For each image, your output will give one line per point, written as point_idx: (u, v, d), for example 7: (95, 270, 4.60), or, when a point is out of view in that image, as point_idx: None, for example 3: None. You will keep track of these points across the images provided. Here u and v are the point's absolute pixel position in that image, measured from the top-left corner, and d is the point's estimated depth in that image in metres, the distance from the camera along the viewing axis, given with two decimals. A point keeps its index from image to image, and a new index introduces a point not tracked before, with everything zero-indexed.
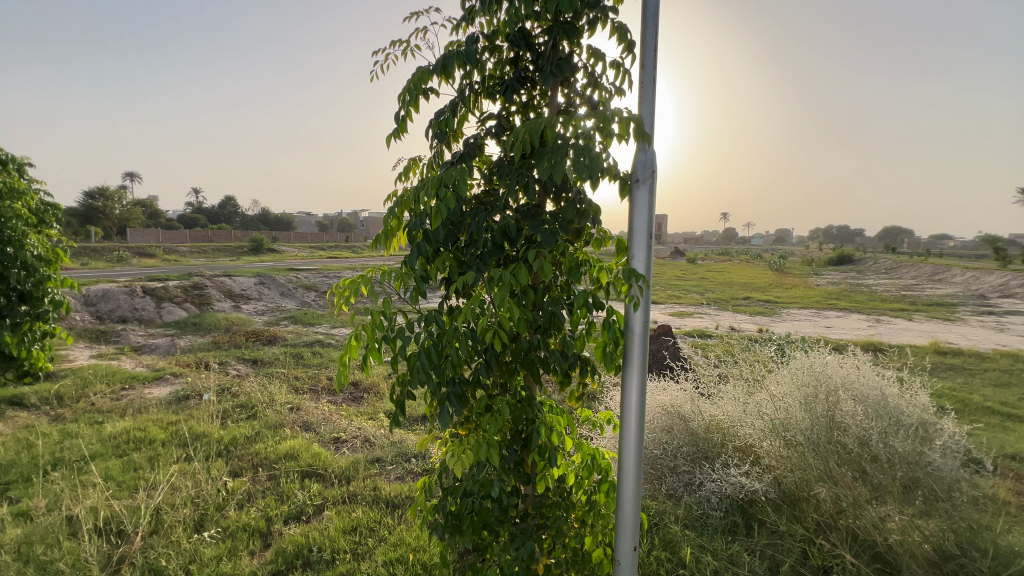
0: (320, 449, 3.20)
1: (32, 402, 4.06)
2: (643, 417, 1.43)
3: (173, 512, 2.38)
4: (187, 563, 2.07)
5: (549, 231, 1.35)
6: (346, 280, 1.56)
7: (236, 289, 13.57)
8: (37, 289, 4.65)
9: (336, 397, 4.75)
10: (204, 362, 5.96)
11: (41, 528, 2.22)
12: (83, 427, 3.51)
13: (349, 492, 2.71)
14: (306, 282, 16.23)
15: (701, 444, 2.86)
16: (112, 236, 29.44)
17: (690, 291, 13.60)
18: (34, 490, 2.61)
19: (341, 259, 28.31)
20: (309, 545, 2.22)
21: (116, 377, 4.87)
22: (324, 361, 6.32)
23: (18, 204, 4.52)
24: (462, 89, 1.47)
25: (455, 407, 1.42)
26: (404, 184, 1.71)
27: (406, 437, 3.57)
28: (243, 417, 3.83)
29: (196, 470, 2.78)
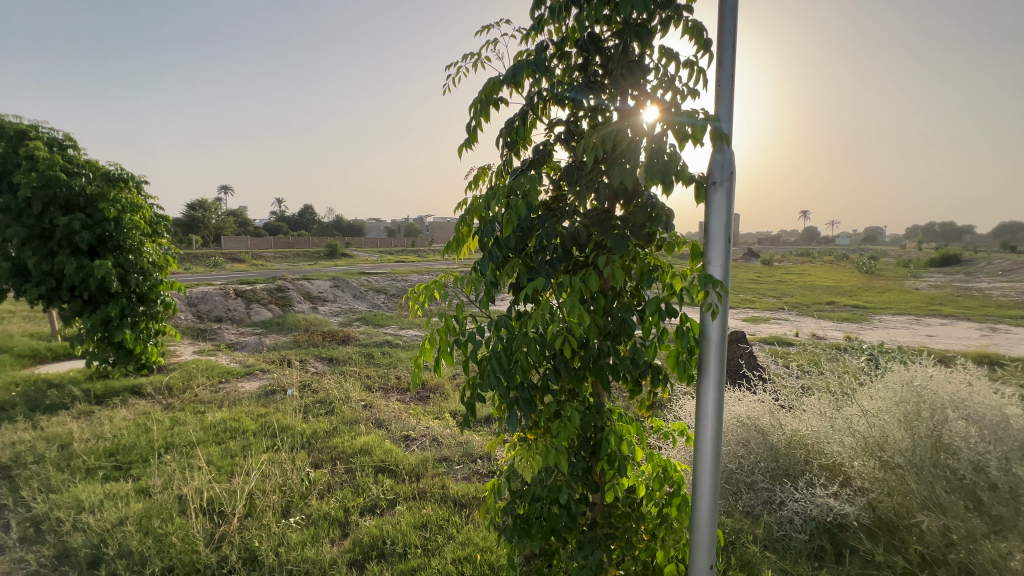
0: (391, 446, 3.35)
1: (149, 392, 4.61)
2: (720, 430, 1.37)
3: (263, 497, 2.59)
4: (276, 546, 2.26)
5: (619, 236, 1.33)
6: (420, 285, 1.63)
7: (314, 292, 14.58)
8: (151, 291, 5.26)
9: (404, 396, 4.96)
10: (287, 359, 6.46)
11: (156, 505, 2.50)
12: (189, 415, 3.93)
13: (418, 489, 2.81)
14: (377, 285, 17.09)
15: (782, 461, 2.68)
16: (209, 244, 32.70)
17: (765, 296, 12.77)
18: (151, 470, 2.96)
19: (407, 263, 29.52)
20: (383, 537, 2.33)
21: (215, 371, 5.40)
22: (393, 360, 6.63)
23: (137, 216, 5.11)
24: (532, 97, 1.49)
25: (523, 412, 1.43)
26: (474, 192, 1.77)
27: (471, 438, 3.66)
28: (322, 412, 4.11)
29: (282, 460, 3.02)
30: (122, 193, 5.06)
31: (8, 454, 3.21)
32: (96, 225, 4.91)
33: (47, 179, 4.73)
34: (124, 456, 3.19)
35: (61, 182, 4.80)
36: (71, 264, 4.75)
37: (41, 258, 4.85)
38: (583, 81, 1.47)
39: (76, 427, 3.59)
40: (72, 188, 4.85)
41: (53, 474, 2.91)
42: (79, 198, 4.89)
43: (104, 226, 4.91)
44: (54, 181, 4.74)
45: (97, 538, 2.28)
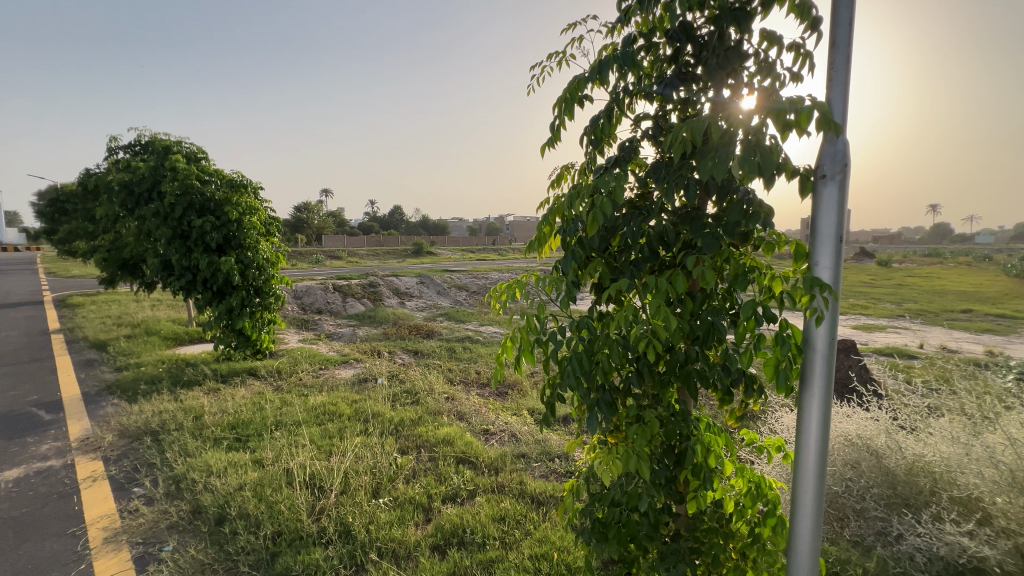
0: (471, 439, 3.46)
1: (263, 374, 5.20)
2: (826, 450, 1.24)
3: (356, 477, 2.80)
4: (367, 522, 2.43)
5: (711, 235, 1.25)
6: (502, 284, 1.66)
7: (402, 288, 15.48)
8: (266, 285, 5.90)
9: (484, 391, 5.10)
10: (378, 350, 6.92)
11: (268, 476, 2.81)
12: (295, 397, 4.36)
13: (497, 483, 2.88)
14: (459, 282, 17.74)
15: (901, 489, 2.36)
16: (313, 242, 36.00)
17: (881, 301, 11.34)
18: (265, 444, 3.33)
19: (487, 261, 30.29)
20: (463, 526, 2.42)
21: (316, 358, 5.93)
22: (473, 356, 6.85)
23: (254, 218, 5.78)
24: (618, 92, 1.46)
25: (605, 414, 1.41)
26: (556, 191, 1.77)
27: (549, 437, 3.68)
28: (408, 402, 4.35)
29: (373, 445, 3.24)
30: (243, 197, 5.74)
31: (156, 421, 3.78)
32: (223, 226, 5.61)
33: (185, 187, 5.50)
34: (242, 430, 3.62)
35: (196, 189, 5.55)
36: (203, 260, 5.47)
37: (181, 255, 5.65)
38: (674, 73, 1.40)
39: (206, 401, 4.15)
40: (204, 194, 5.59)
41: (189, 440, 3.38)
42: (210, 203, 5.64)
43: (229, 227, 5.59)
44: (191, 189, 5.53)
45: (222, 499, 2.62)
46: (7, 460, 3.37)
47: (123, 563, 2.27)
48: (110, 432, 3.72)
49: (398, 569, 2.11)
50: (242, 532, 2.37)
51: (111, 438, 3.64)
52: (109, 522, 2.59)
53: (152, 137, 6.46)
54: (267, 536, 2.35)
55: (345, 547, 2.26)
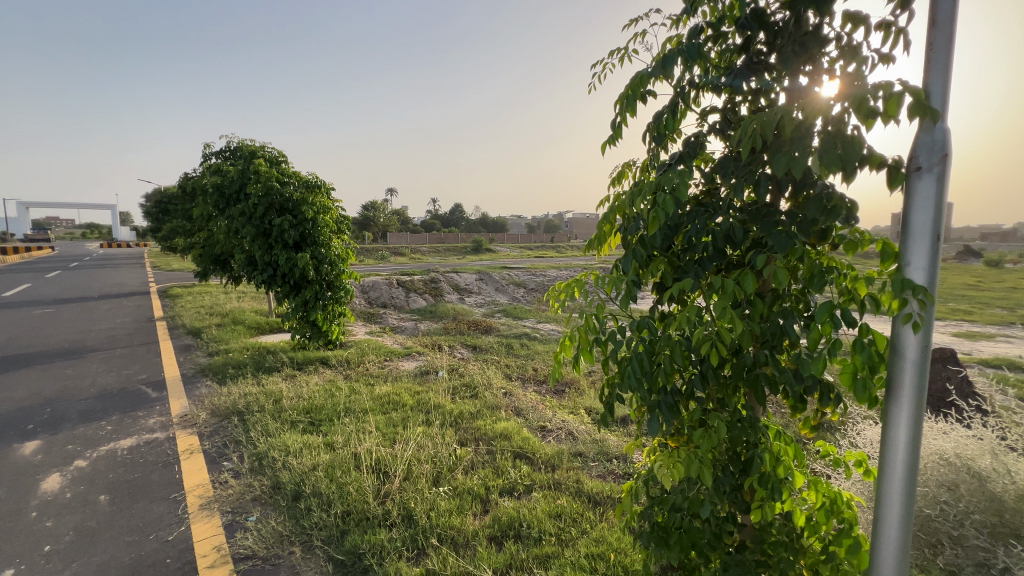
0: (528, 434, 3.50)
1: (334, 363, 5.54)
2: (915, 469, 1.14)
3: (418, 465, 2.93)
4: (428, 509, 2.53)
5: (784, 233, 1.18)
6: (561, 283, 1.66)
7: (461, 284, 15.86)
8: (337, 279, 6.27)
9: (541, 388, 5.13)
10: (438, 344, 7.15)
11: (338, 459, 3.00)
12: (362, 386, 4.62)
13: (554, 480, 2.89)
14: (517, 279, 17.89)
15: (1008, 517, 2.11)
16: (379, 240, 37.72)
17: (990, 306, 10.08)
18: (335, 429, 3.56)
19: (545, 258, 30.28)
20: (520, 519, 2.45)
21: (382, 350, 6.23)
22: (530, 352, 6.90)
23: (326, 217, 6.16)
24: (683, 86, 1.41)
25: (666, 417, 1.37)
26: (616, 189, 1.74)
27: (607, 437, 3.65)
28: (468, 395, 4.47)
29: (434, 435, 3.37)
30: (317, 197, 6.14)
31: (242, 403, 4.15)
32: (300, 224, 6.03)
33: (267, 188, 5.97)
34: (316, 414, 3.88)
35: (277, 190, 6.01)
36: (283, 256, 5.91)
37: (263, 251, 6.14)
38: (744, 63, 1.34)
39: (284, 386, 4.50)
40: (284, 195, 6.03)
41: (270, 422, 3.68)
42: (289, 203, 6.07)
43: (305, 225, 6.00)
44: (272, 191, 5.99)
45: (298, 477, 2.84)
46: (122, 431, 3.85)
47: (215, 529, 2.53)
48: (204, 410, 4.13)
49: (457, 556, 2.18)
50: (315, 508, 2.55)
51: (205, 416, 4.05)
52: (203, 491, 2.89)
53: (240, 144, 7.06)
54: (337, 515, 2.51)
55: (408, 531, 2.37)
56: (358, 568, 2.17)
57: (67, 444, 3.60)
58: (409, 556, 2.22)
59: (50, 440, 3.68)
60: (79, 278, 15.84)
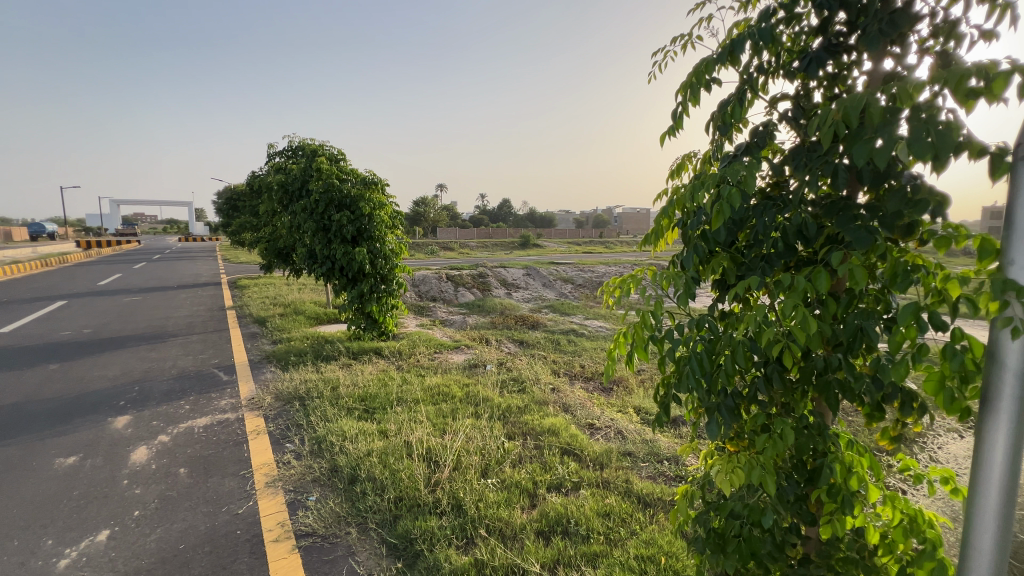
0: (576, 432, 3.48)
1: (387, 354, 5.75)
2: (1014, 490, 1.03)
3: (467, 456, 2.98)
4: (477, 500, 2.57)
5: (863, 228, 1.10)
6: (616, 279, 1.63)
7: (509, 279, 15.98)
8: (390, 273, 6.49)
9: (588, 385, 5.08)
10: (486, 338, 7.23)
11: (391, 446, 3.11)
12: (413, 377, 4.77)
13: (602, 478, 2.86)
14: (565, 275, 17.78)
15: None
16: (429, 235, 38.63)
17: None
18: (389, 417, 3.70)
19: (593, 254, 29.88)
20: (568, 516, 2.44)
21: (432, 343, 6.38)
22: (578, 349, 6.85)
23: (381, 213, 6.38)
24: (751, 72, 1.34)
25: (725, 420, 1.32)
26: (675, 181, 1.68)
27: (658, 438, 3.57)
28: (515, 390, 4.50)
29: (483, 427, 3.42)
30: (373, 194, 6.36)
31: (303, 389, 4.39)
32: (357, 219, 6.27)
33: (328, 185, 6.25)
34: (370, 402, 4.04)
35: (337, 187, 6.28)
36: (341, 250, 6.17)
37: (323, 245, 6.44)
38: (820, 46, 1.25)
39: (341, 374, 4.72)
40: (342, 191, 6.29)
41: (328, 408, 3.87)
42: (347, 199, 6.33)
43: (361, 220, 6.25)
44: (331, 188, 6.27)
45: (354, 461, 2.97)
46: (198, 410, 4.19)
47: (279, 506, 2.70)
48: (270, 394, 4.41)
49: (504, 548, 2.21)
50: (370, 492, 2.66)
51: (270, 400, 4.32)
52: (269, 470, 3.09)
53: (303, 143, 7.44)
54: (390, 499, 2.61)
55: (457, 520, 2.42)
56: (410, 553, 2.25)
57: (152, 420, 3.97)
58: (458, 544, 2.27)
59: (138, 416, 4.06)
60: (161, 269, 17.34)
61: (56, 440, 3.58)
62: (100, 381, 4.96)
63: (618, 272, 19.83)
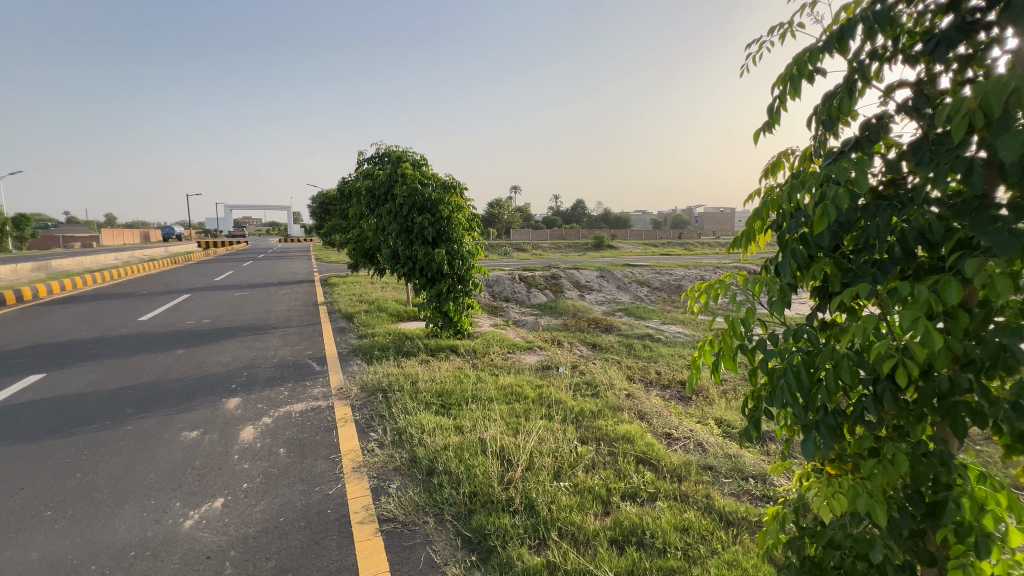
0: (652, 440, 3.36)
1: (463, 351, 5.94)
2: None
3: (540, 457, 2.99)
4: (549, 501, 2.58)
5: (1005, 232, 0.96)
6: (701, 284, 1.56)
7: (582, 281, 15.82)
8: (467, 273, 6.69)
9: (665, 393, 4.90)
10: (559, 340, 7.21)
11: (466, 442, 3.21)
12: (487, 375, 4.89)
13: (680, 491, 2.73)
14: (640, 277, 17.23)
15: None
16: (503, 236, 39.29)
17: None
18: (464, 413, 3.82)
19: (670, 256, 28.71)
20: (643, 527, 2.37)
21: (505, 343, 6.48)
22: (654, 355, 6.61)
23: (459, 215, 6.62)
24: (862, 59, 1.22)
25: (825, 440, 1.21)
26: (770, 181, 1.58)
27: (743, 454, 3.35)
28: (589, 393, 4.45)
29: (556, 430, 3.41)
30: (452, 197, 6.61)
31: (386, 382, 4.67)
32: (437, 222, 6.55)
33: (411, 190, 6.60)
34: (446, 397, 4.20)
35: (419, 192, 6.61)
36: (421, 251, 6.47)
37: (405, 247, 6.78)
38: (950, 25, 1.11)
39: (420, 370, 4.95)
40: (424, 196, 6.61)
41: (408, 401, 4.09)
42: (427, 202, 6.63)
43: (441, 223, 6.51)
44: (414, 192, 6.60)
45: (432, 454, 3.11)
46: (295, 397, 4.60)
47: (364, 490, 2.90)
48: (356, 386, 4.74)
49: (577, 553, 2.19)
50: (446, 485, 2.77)
51: (356, 390, 4.64)
52: (355, 456, 3.32)
53: (388, 150, 7.90)
54: (465, 494, 2.69)
55: (530, 520, 2.44)
56: (483, 547, 2.31)
57: (258, 403, 4.43)
58: (530, 544, 2.29)
59: (246, 398, 4.55)
60: (265, 267, 19.30)
61: (182, 416, 4.12)
62: (216, 366, 5.62)
63: (698, 275, 18.85)
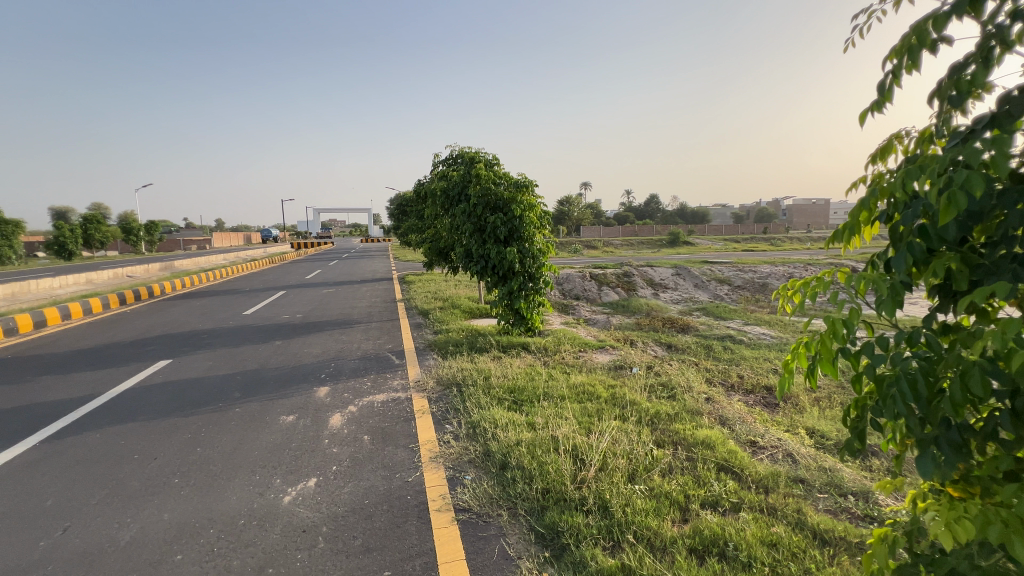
0: (735, 448, 3.17)
1: (534, 349, 5.98)
2: None
3: (613, 458, 2.94)
4: (624, 504, 2.52)
5: None
6: (795, 281, 1.44)
7: (656, 279, 15.26)
8: (538, 271, 6.71)
9: (748, 398, 4.60)
10: (632, 340, 7.02)
11: (538, 439, 3.23)
12: (559, 373, 4.89)
13: (768, 503, 2.56)
14: (720, 275, 16.28)
15: None
16: (573, 234, 38.95)
17: None
18: (535, 410, 3.85)
19: (753, 252, 26.87)
20: (725, 538, 2.24)
21: (576, 341, 6.41)
22: (736, 357, 6.23)
23: (531, 213, 6.67)
24: (1000, 21, 1.06)
25: (948, 458, 1.07)
26: (880, 167, 1.42)
27: (841, 469, 3.06)
28: (665, 395, 4.29)
29: (630, 431, 3.33)
30: (524, 196, 6.68)
31: (460, 376, 4.83)
32: (509, 220, 6.65)
33: (485, 190, 6.77)
34: (519, 394, 4.25)
35: (492, 191, 6.76)
36: (494, 250, 6.58)
37: (478, 246, 6.95)
38: None
39: (493, 366, 5.06)
40: (497, 195, 6.75)
41: (481, 396, 4.19)
42: (500, 202, 6.76)
43: (513, 221, 6.59)
44: (487, 192, 6.77)
45: (505, 449, 3.16)
46: (377, 387, 4.90)
47: (441, 480, 3.02)
48: (432, 379, 4.95)
49: (653, 559, 2.13)
50: (519, 480, 2.81)
51: (432, 383, 4.85)
52: (432, 446, 3.47)
53: (462, 152, 8.15)
54: (538, 490, 2.71)
55: (604, 521, 2.40)
56: (556, 544, 2.31)
57: (344, 392, 4.77)
58: (605, 545, 2.25)
59: (334, 388, 4.91)
60: (349, 266, 20.69)
61: (280, 401, 4.55)
62: (308, 357, 6.12)
63: (786, 272, 17.45)
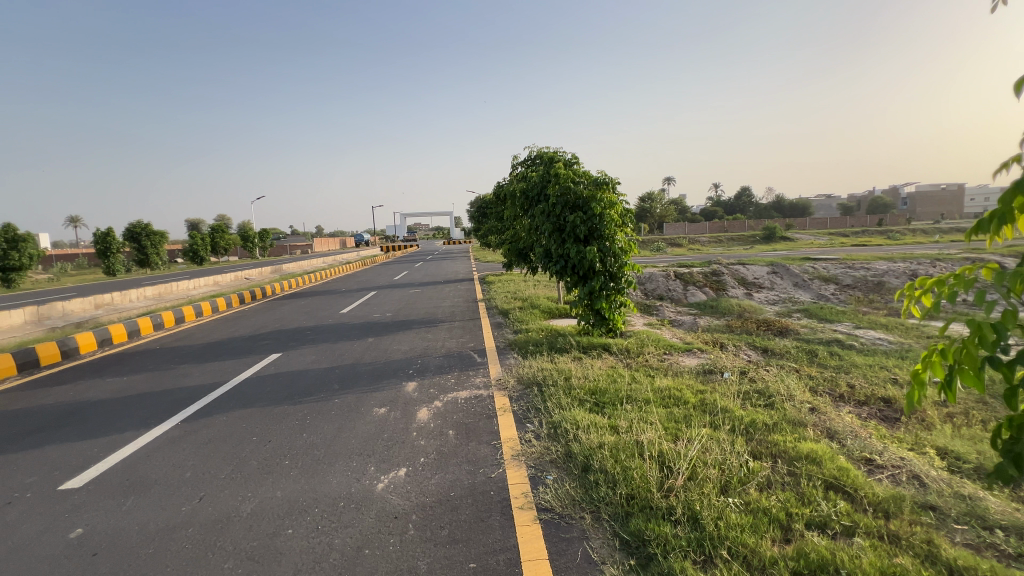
0: (846, 465, 2.84)
1: (615, 351, 5.83)
2: None
3: (704, 468, 2.77)
4: (716, 517, 2.37)
5: None
6: (926, 279, 1.26)
7: (749, 279, 14.21)
8: (619, 271, 6.53)
9: (861, 411, 4.12)
10: (722, 343, 6.58)
11: (621, 443, 3.15)
12: (642, 376, 4.73)
13: (889, 530, 2.27)
14: (825, 273, 14.77)
15: None
16: (656, 231, 37.51)
17: None
18: (618, 413, 3.75)
19: (864, 247, 24.09)
20: (835, 564, 2.02)
21: (660, 343, 6.15)
22: (846, 364, 5.59)
23: (612, 211, 6.51)
24: None
25: None
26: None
27: (983, 497, 2.63)
28: (762, 403, 3.96)
29: (723, 440, 3.12)
30: (605, 194, 6.55)
31: (540, 376, 4.85)
32: (589, 219, 6.54)
33: (564, 189, 6.74)
34: (600, 396, 4.17)
35: (572, 190, 6.71)
36: (574, 249, 6.51)
37: (557, 246, 6.91)
38: None
39: (573, 366, 5.02)
40: (577, 194, 6.68)
41: (562, 396, 4.17)
42: (580, 200, 6.68)
43: (594, 220, 6.47)
44: (567, 191, 6.72)
45: (587, 451, 3.12)
46: (460, 384, 5.08)
47: (523, 478, 3.05)
48: (513, 378, 5.03)
49: None
50: (602, 483, 2.76)
51: (513, 382, 4.93)
52: (514, 444, 3.51)
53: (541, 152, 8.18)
54: (622, 495, 2.64)
55: (694, 533, 2.27)
56: (642, 553, 2.24)
57: (431, 388, 5.00)
58: (695, 559, 2.14)
59: (421, 383, 5.17)
60: (433, 268, 21.67)
61: (373, 394, 4.88)
62: (397, 353, 6.50)
63: (908, 269, 15.34)
